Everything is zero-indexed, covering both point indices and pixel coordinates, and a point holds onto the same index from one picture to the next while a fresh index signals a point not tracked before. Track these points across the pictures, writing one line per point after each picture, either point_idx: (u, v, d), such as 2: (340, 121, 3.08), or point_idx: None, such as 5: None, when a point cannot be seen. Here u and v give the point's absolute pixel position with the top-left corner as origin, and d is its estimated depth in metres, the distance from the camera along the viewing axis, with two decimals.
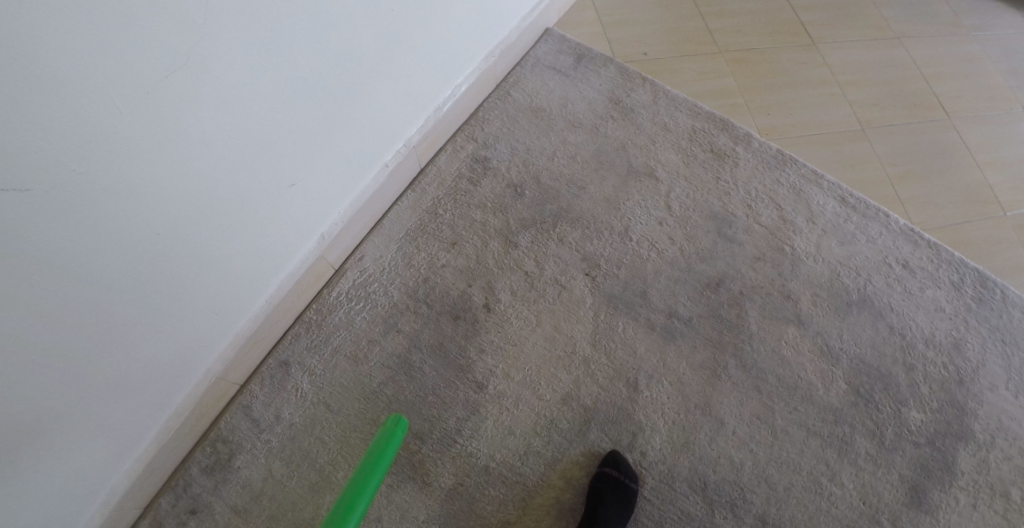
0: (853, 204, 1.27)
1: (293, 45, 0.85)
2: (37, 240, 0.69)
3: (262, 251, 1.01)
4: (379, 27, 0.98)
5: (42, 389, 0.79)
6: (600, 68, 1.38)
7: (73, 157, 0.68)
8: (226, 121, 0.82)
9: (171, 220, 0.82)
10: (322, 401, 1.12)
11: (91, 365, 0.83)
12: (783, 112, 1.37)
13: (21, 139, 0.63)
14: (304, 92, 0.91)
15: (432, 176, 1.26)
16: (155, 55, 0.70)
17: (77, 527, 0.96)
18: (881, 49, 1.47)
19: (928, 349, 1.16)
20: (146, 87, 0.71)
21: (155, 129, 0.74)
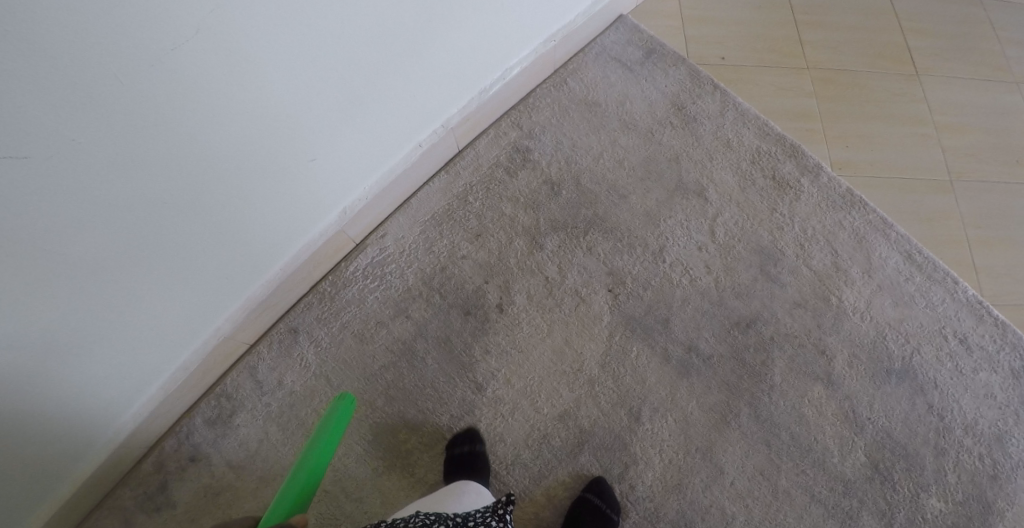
0: (920, 262, 1.15)
1: (315, 17, 0.84)
2: (42, 200, 0.71)
3: (277, 222, 1.02)
4: (413, 3, 0.95)
5: (46, 341, 0.82)
6: (669, 67, 1.29)
7: (78, 122, 0.69)
8: (238, 92, 0.82)
9: (181, 189, 0.84)
10: (323, 374, 1.12)
11: (94, 322, 0.86)
12: (863, 145, 1.25)
13: (24, 101, 0.64)
14: (327, 66, 0.90)
15: (469, 160, 1.22)
16: (166, 26, 0.70)
17: (80, 465, 0.99)
18: (995, 92, 1.32)
19: (966, 436, 1.07)
20: (155, 58, 0.71)
21: (166, 100, 0.75)
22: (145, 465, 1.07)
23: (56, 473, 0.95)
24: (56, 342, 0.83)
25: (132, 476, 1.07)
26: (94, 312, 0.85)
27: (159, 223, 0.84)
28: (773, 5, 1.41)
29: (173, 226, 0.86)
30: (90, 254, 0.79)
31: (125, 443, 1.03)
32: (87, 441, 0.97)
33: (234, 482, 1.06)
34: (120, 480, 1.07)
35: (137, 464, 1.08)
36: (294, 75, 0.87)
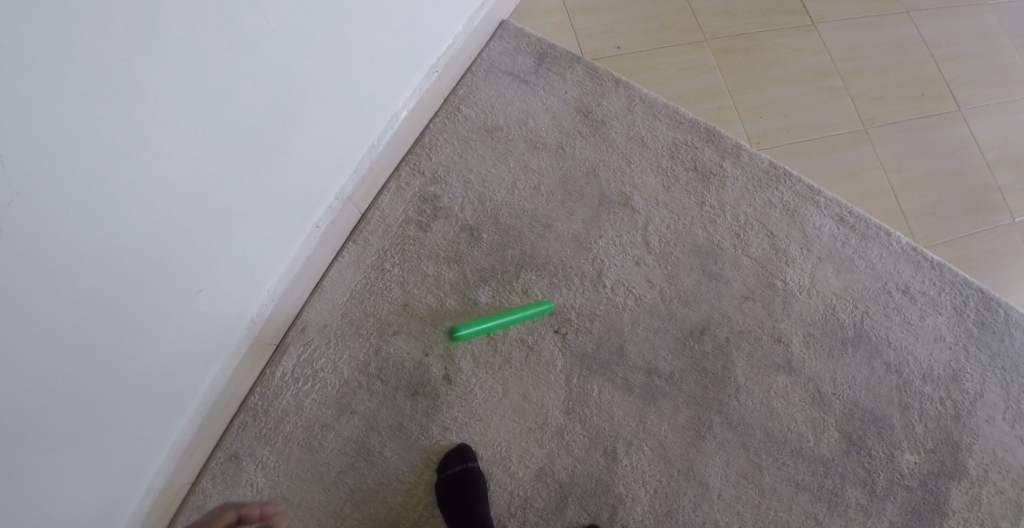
0: (852, 222, 1.15)
1: (152, 154, 0.71)
2: None
3: (180, 362, 0.91)
4: (269, 96, 0.82)
5: None
6: (566, 70, 1.22)
7: None
8: (73, 267, 0.69)
9: (49, 385, 0.72)
10: (279, 495, 1.02)
11: None
12: (775, 113, 1.24)
13: None
14: (185, 197, 0.78)
15: (376, 223, 1.11)
16: None
17: None
18: (886, 27, 1.33)
19: (926, 384, 1.08)
20: None
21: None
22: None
23: None
24: None
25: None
26: None
27: (23, 431, 0.72)
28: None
29: (43, 426, 0.74)
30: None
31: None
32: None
33: None
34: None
35: None
36: (147, 222, 0.74)
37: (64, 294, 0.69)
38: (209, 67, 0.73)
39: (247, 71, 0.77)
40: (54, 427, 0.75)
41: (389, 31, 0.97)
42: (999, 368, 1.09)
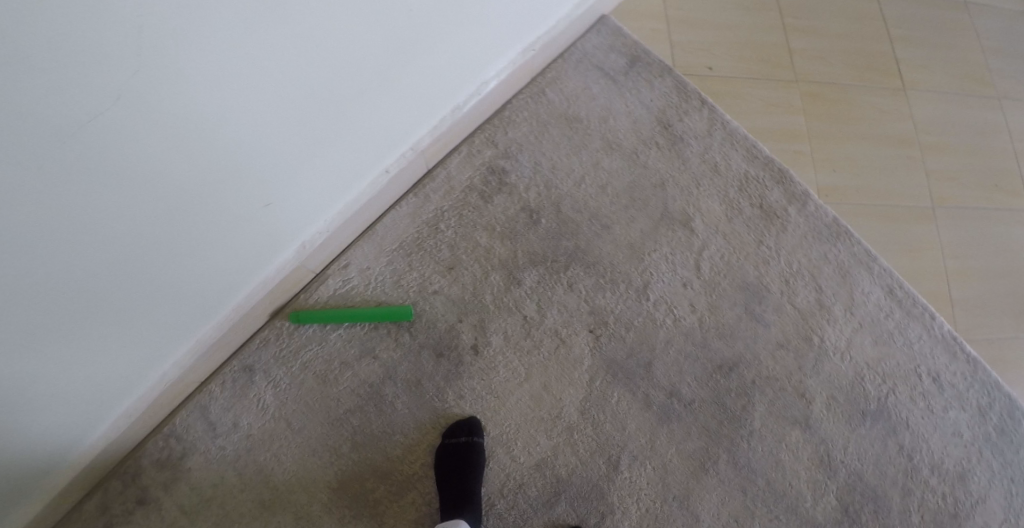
0: (900, 297, 1.12)
1: (261, 61, 0.71)
2: None
3: (230, 267, 0.92)
4: (378, 30, 0.81)
5: None
6: (655, 79, 1.18)
7: None
8: (167, 155, 0.70)
9: (111, 259, 0.74)
10: (283, 417, 1.04)
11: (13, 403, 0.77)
12: (851, 171, 1.18)
13: None
14: (276, 110, 0.77)
15: (440, 181, 1.11)
16: (73, 98, 0.58)
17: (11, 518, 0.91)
18: (977, 109, 1.26)
19: (933, 475, 1.06)
20: (61, 136, 0.60)
21: (82, 176, 0.64)
22: (86, 507, 1.00)
23: None
24: None
25: (72, 519, 0.99)
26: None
27: (76, 295, 0.74)
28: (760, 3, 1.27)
29: (94, 295, 0.76)
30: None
31: (63, 489, 0.95)
32: (8, 502, 0.89)
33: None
34: (59, 520, 0.99)
35: (76, 506, 1.00)
36: (239, 125, 0.74)
37: (149, 177, 0.70)
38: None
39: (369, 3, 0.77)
40: (103, 299, 0.77)
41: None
42: (1008, 478, 1.07)
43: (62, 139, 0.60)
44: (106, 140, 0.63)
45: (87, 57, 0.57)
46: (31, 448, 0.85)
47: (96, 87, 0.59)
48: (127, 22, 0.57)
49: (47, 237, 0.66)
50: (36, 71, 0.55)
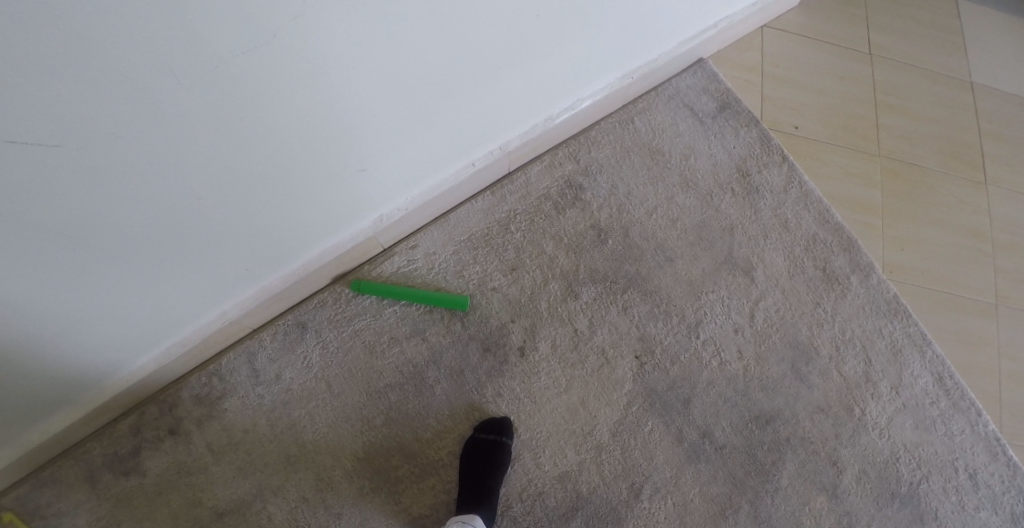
0: (948, 386, 1.09)
1: (399, 33, 0.75)
2: (60, 189, 0.67)
3: (313, 223, 0.96)
4: (504, 27, 0.85)
5: (28, 313, 0.77)
6: (741, 127, 1.21)
7: (115, 122, 0.64)
8: (295, 104, 0.75)
9: (217, 188, 0.79)
10: (325, 379, 1.06)
11: (92, 300, 0.82)
12: (917, 252, 1.17)
13: (55, 95, 0.59)
14: (394, 82, 0.81)
15: (518, 185, 1.15)
16: (235, 32, 0.63)
17: (56, 416, 0.95)
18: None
19: None
20: (215, 63, 0.65)
21: (218, 105, 0.69)
22: (120, 425, 1.03)
23: (27, 421, 0.91)
24: (46, 315, 0.79)
25: (105, 434, 1.02)
26: (80, 290, 0.79)
27: (176, 212, 0.78)
28: (854, 75, 1.29)
29: (191, 217, 0.80)
30: (85, 233, 0.73)
31: (103, 404, 0.98)
32: (55, 401, 0.93)
33: (211, 466, 1.01)
34: (93, 432, 1.02)
35: (112, 423, 1.03)
36: (361, 89, 0.79)
37: (272, 118, 0.74)
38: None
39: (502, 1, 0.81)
40: (197, 223, 0.82)
41: (623, 23, 1.01)
42: None
43: (214, 63, 0.65)
44: (248, 75, 0.68)
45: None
46: (93, 348, 0.89)
47: (258, 23, 0.64)
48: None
49: (171, 151, 0.70)
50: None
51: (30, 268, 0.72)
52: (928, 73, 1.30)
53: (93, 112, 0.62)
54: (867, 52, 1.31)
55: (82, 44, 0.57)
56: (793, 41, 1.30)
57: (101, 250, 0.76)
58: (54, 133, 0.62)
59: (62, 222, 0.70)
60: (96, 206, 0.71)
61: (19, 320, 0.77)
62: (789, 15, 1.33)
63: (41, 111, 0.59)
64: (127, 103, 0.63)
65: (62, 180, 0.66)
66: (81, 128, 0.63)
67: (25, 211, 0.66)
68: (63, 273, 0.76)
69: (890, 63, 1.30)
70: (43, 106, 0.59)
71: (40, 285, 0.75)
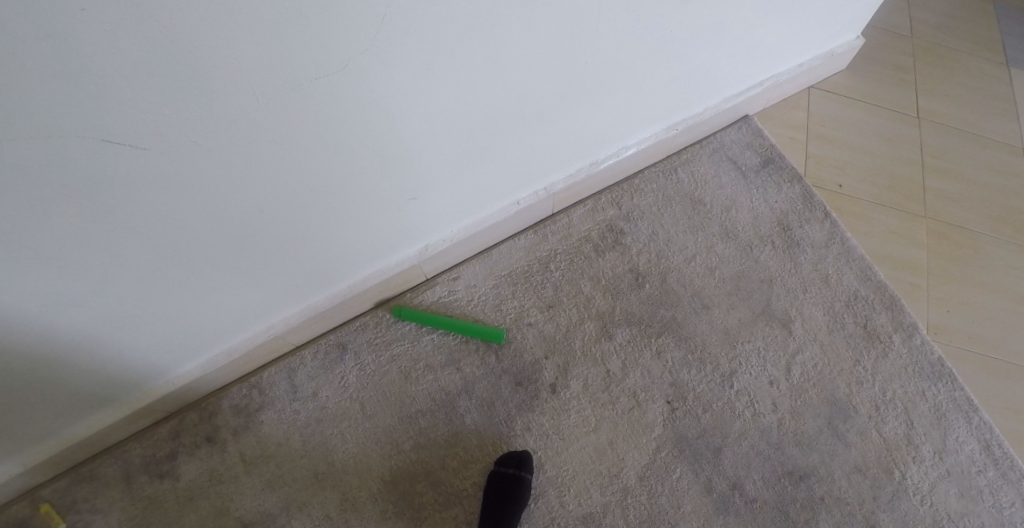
0: (997, 455, 1.04)
1: (457, 72, 0.82)
2: (141, 193, 0.74)
3: (362, 246, 1.02)
4: (553, 74, 0.91)
5: (97, 303, 0.84)
6: (784, 183, 1.21)
7: (199, 134, 0.72)
8: (357, 131, 0.82)
9: (277, 203, 0.85)
10: (359, 400, 1.09)
11: (154, 299, 0.88)
12: (965, 316, 1.13)
13: (149, 105, 0.67)
14: (448, 118, 0.87)
15: (560, 226, 1.19)
16: (312, 60, 0.71)
17: (107, 410, 1.01)
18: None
19: None
20: (292, 86, 0.72)
21: (290, 123, 0.76)
22: (161, 428, 1.08)
23: (78, 411, 0.97)
24: (111, 308, 0.86)
25: (146, 435, 1.07)
26: (146, 287, 0.86)
27: (239, 222, 0.85)
28: (902, 137, 1.28)
29: (251, 227, 0.87)
30: (157, 233, 0.80)
31: (147, 406, 1.04)
32: (107, 395, 0.99)
33: (242, 477, 1.04)
34: (134, 433, 1.08)
35: (154, 425, 1.08)
36: (417, 121, 0.85)
37: (333, 140, 0.81)
38: (533, 28, 0.82)
39: (556, 50, 0.87)
40: (256, 235, 0.88)
41: (669, 76, 1.05)
42: None
43: (290, 86, 0.72)
44: (318, 99, 0.75)
45: (337, 27, 0.69)
46: (151, 345, 0.95)
47: (333, 53, 0.71)
48: (377, 9, 0.70)
49: (242, 164, 0.78)
50: (299, 28, 0.67)
51: (105, 260, 0.79)
52: (979, 139, 1.28)
53: (179, 122, 0.69)
54: (916, 115, 1.30)
55: (179, 61, 0.64)
56: (841, 102, 1.31)
57: (170, 250, 0.83)
58: (143, 138, 0.69)
59: (139, 221, 0.77)
60: (169, 209, 0.78)
61: (89, 308, 0.84)
62: (836, 77, 1.35)
63: (135, 117, 0.67)
64: (209, 116, 0.70)
65: (143, 181, 0.73)
66: (167, 135, 0.70)
67: (108, 206, 0.74)
68: (133, 270, 0.83)
69: (939, 127, 1.29)
70: (137, 112, 0.67)
71: (112, 277, 0.82)
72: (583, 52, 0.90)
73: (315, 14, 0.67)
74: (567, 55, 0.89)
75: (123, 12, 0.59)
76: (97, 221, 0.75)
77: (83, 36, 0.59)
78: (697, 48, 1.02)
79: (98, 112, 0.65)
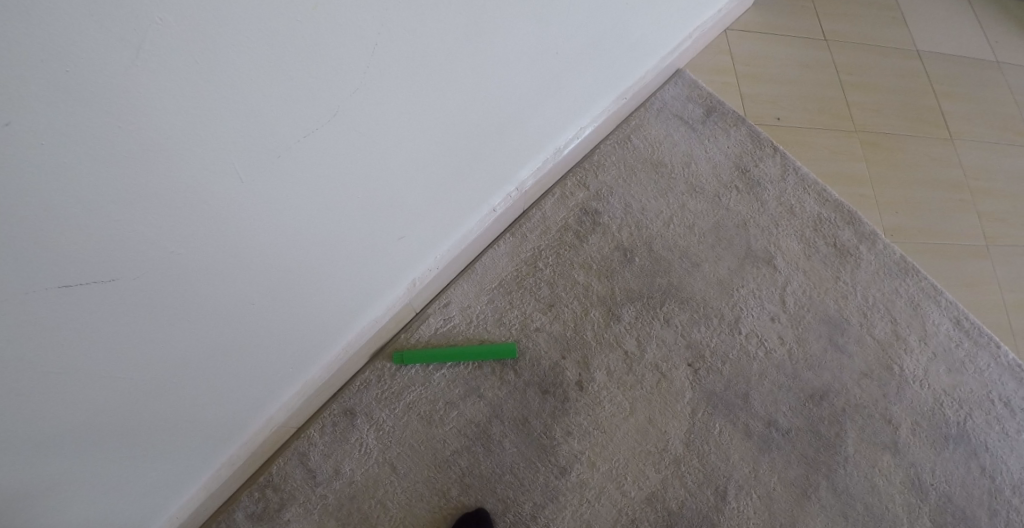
0: (967, 327, 1.15)
1: (447, 90, 0.76)
2: (118, 326, 0.60)
3: (355, 302, 0.92)
4: (530, 71, 0.88)
5: (78, 465, 0.68)
6: (730, 127, 1.29)
7: (176, 240, 0.59)
8: (349, 180, 0.72)
9: (271, 288, 0.73)
10: (388, 461, 1.00)
11: (142, 438, 0.73)
12: (909, 211, 1.27)
13: (113, 221, 0.53)
14: (440, 140, 0.81)
15: (536, 221, 1.16)
16: (299, 117, 0.61)
17: None
18: (1018, 155, 1.35)
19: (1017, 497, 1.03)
20: (278, 152, 0.61)
21: (278, 195, 0.65)
22: None
23: None
24: (95, 464, 0.70)
25: None
26: (134, 428, 0.71)
27: (230, 323, 0.72)
28: (817, 62, 1.42)
29: (242, 323, 0.74)
30: (135, 368, 0.65)
31: None
32: None
33: None
34: None
35: None
36: (411, 152, 0.78)
37: (331, 198, 0.72)
38: (512, 29, 0.79)
39: (534, 49, 0.85)
40: (249, 328, 0.75)
41: (619, 51, 1.08)
42: None
43: (277, 151, 0.61)
44: (312, 157, 0.65)
45: (326, 72, 0.60)
46: (143, 487, 0.80)
47: (321, 101, 0.62)
48: (366, 38, 0.61)
49: (228, 260, 0.65)
50: (284, 81, 0.57)
51: (81, 416, 0.64)
52: (879, 50, 1.46)
53: (152, 233, 0.56)
54: (822, 38, 1.46)
55: (145, 159, 0.52)
56: (756, 41, 1.43)
57: (153, 382, 0.69)
58: (110, 267, 0.56)
59: (118, 358, 0.63)
60: (148, 336, 0.64)
61: (65, 479, 0.68)
62: (744, 16, 1.46)
63: (97, 245, 0.53)
64: (187, 215, 0.58)
65: (114, 315, 0.59)
66: (140, 254, 0.57)
67: (78, 358, 0.59)
68: (116, 415, 0.68)
69: (845, 46, 1.45)
70: (100, 238, 0.53)
71: (88, 437, 0.67)
72: (552, 42, 0.88)
73: (301, 61, 0.57)
74: (541, 51, 0.87)
75: (70, 116, 0.46)
76: (67, 379, 0.60)
77: (22, 159, 0.45)
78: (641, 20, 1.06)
79: (51, 252, 0.51)
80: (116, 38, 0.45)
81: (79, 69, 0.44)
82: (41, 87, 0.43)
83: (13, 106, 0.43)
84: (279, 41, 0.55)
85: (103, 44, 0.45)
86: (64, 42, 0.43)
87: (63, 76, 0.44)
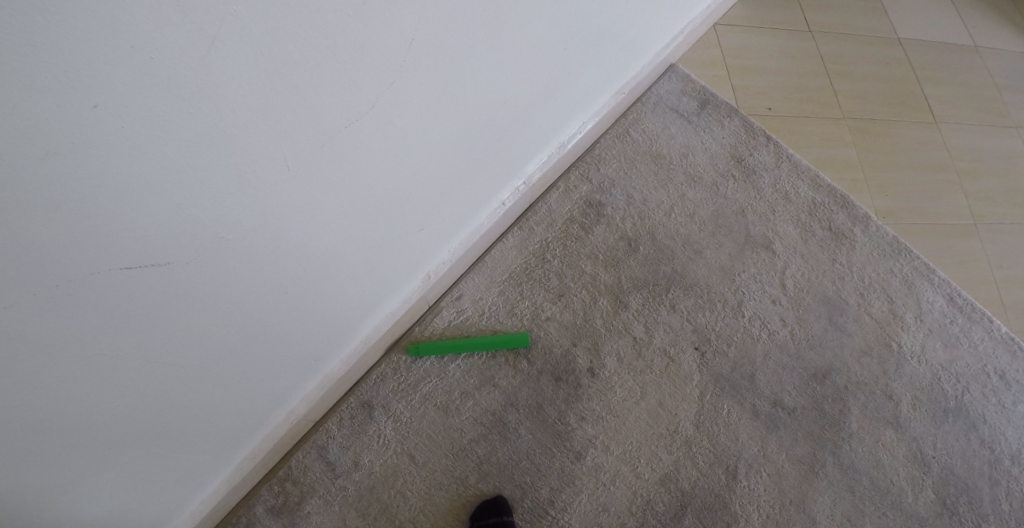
0: (960, 303, 1.19)
1: (470, 82, 0.80)
2: (170, 308, 0.63)
3: (376, 293, 0.95)
4: (543, 63, 0.92)
5: (119, 447, 0.70)
6: (724, 119, 1.33)
7: (225, 225, 0.61)
8: (377, 173, 0.75)
9: (301, 279, 0.76)
10: (406, 451, 1.01)
11: (179, 425, 0.75)
12: (901, 194, 1.31)
13: (173, 204, 0.56)
14: (459, 133, 0.84)
15: (542, 214, 1.20)
16: (342, 109, 0.65)
17: None
18: (1000, 136, 1.41)
19: (1015, 466, 1.06)
20: (321, 141, 0.65)
21: (315, 185, 0.68)
22: None
23: None
24: (134, 447, 0.72)
25: None
26: (174, 413, 0.73)
27: (262, 315, 0.74)
28: (804, 53, 1.48)
29: (274, 314, 0.76)
30: (179, 353, 0.68)
31: None
32: None
33: None
34: None
35: None
36: (432, 145, 0.81)
37: (358, 189, 0.74)
38: (528, 25, 0.83)
39: (548, 42, 0.89)
40: (278, 319, 0.77)
41: (621, 46, 1.13)
42: None
43: (321, 141, 0.65)
44: (346, 150, 0.68)
45: (368, 63, 0.64)
46: (177, 472, 0.82)
47: (362, 93, 0.65)
48: (405, 34, 0.65)
49: (265, 248, 0.68)
50: (334, 73, 0.61)
51: (128, 397, 0.66)
52: (864, 40, 1.51)
53: (206, 219, 0.59)
54: (808, 30, 1.51)
55: (205, 147, 0.55)
56: (745, 35, 1.48)
57: (195, 368, 0.71)
58: (166, 252, 0.58)
59: (167, 342, 0.66)
60: (192, 323, 0.66)
61: (109, 460, 0.71)
62: (732, 12, 1.51)
63: (157, 228, 0.56)
64: (237, 203, 0.61)
65: (168, 299, 0.62)
66: (192, 240, 0.60)
67: (131, 339, 0.62)
68: (158, 399, 0.70)
69: (831, 36, 1.51)
70: (160, 221, 0.56)
71: (132, 420, 0.69)
72: (562, 38, 0.92)
73: (348, 54, 0.61)
74: (551, 45, 0.90)
75: (149, 101, 0.49)
76: (121, 358, 0.62)
77: (104, 139, 0.48)
78: (642, 17, 1.12)
79: (117, 232, 0.54)
80: (196, 27, 0.49)
81: (161, 58, 0.48)
82: (128, 72, 0.47)
83: (100, 90, 0.46)
84: (330, 35, 0.58)
85: (183, 34, 0.48)
86: (151, 31, 0.46)
87: (148, 62, 0.47)
